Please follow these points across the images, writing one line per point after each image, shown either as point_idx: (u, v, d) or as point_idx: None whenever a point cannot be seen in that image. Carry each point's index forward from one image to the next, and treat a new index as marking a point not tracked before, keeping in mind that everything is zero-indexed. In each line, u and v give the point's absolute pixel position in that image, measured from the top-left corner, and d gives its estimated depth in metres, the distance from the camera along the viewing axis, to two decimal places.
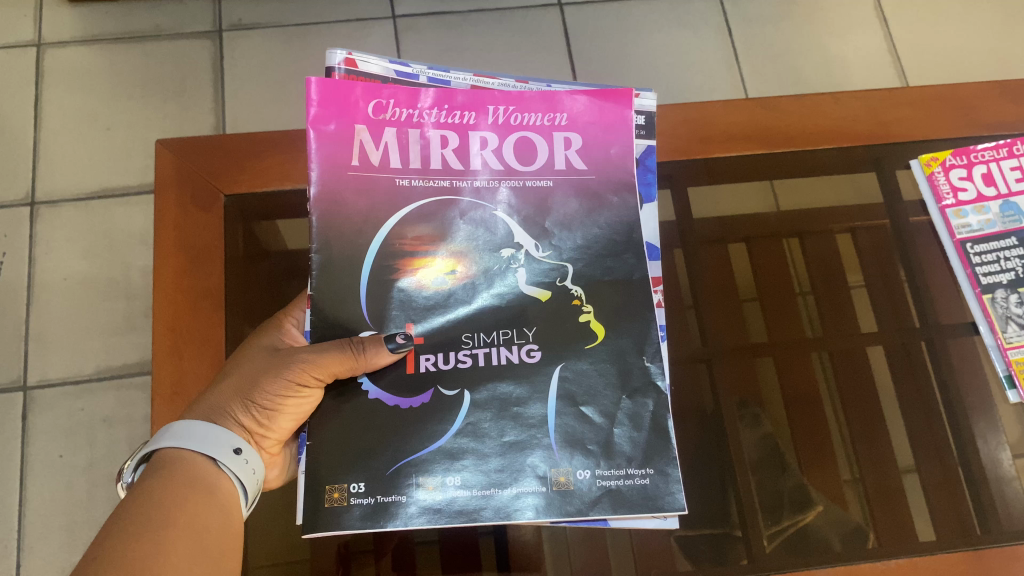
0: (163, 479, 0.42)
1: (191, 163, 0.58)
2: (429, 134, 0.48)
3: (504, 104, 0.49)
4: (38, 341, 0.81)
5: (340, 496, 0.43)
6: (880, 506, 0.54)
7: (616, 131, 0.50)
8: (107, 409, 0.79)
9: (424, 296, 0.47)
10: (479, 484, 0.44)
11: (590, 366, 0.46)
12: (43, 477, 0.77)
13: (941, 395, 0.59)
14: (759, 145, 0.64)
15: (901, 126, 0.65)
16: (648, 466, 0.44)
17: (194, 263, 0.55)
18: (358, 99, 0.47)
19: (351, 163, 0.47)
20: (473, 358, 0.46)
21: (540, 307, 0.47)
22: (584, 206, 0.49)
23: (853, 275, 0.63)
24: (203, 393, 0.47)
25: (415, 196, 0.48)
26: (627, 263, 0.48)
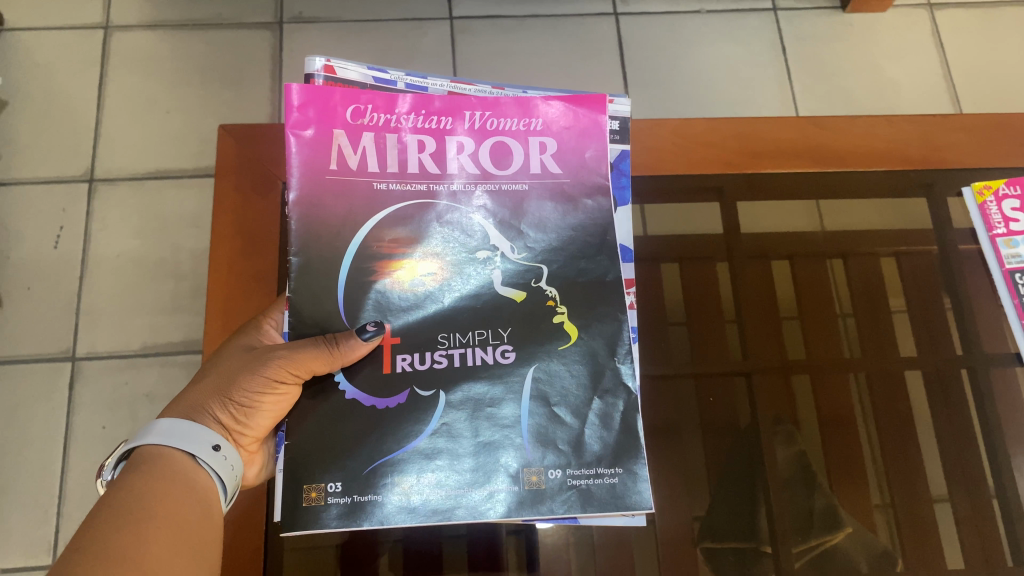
0: (141, 475, 0.39)
1: (251, 152, 0.58)
2: (406, 139, 0.45)
3: (480, 110, 0.46)
4: (87, 315, 0.70)
5: (318, 495, 0.40)
6: (911, 537, 0.54)
7: (592, 136, 0.47)
8: (150, 384, 0.68)
9: (397, 302, 0.44)
10: (455, 483, 0.41)
11: (564, 368, 0.44)
12: (87, 449, 0.66)
13: (979, 420, 0.58)
14: (808, 163, 0.65)
15: (953, 151, 0.65)
16: (617, 465, 0.42)
17: (246, 248, 0.55)
18: (337, 101, 0.44)
19: (329, 168, 0.44)
20: (449, 358, 0.43)
21: (513, 309, 0.44)
22: (558, 209, 0.46)
23: (895, 300, 0.62)
24: (180, 392, 0.44)
25: (392, 200, 0.45)
26: (601, 265, 0.45)
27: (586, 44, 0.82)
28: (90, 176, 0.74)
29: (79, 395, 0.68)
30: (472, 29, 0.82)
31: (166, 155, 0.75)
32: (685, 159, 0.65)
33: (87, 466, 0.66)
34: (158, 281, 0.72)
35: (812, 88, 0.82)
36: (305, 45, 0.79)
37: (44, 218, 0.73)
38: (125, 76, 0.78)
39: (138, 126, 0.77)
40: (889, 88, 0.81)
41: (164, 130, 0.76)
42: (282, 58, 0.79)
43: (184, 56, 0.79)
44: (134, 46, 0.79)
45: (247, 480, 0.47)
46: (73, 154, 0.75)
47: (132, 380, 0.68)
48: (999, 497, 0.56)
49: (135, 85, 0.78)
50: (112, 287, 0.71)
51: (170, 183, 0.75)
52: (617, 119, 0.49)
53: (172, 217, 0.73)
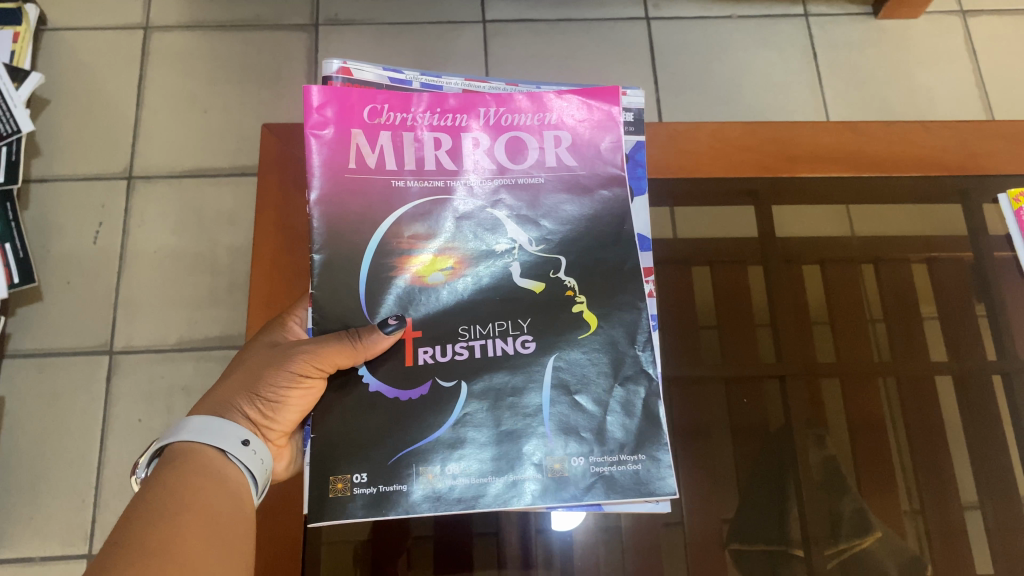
0: (174, 470, 0.41)
1: (299, 147, 0.56)
2: (423, 137, 0.46)
3: (494, 106, 0.47)
4: (125, 309, 0.72)
5: (343, 486, 0.41)
6: (942, 547, 0.54)
7: (604, 129, 0.47)
8: (185, 378, 0.69)
9: (416, 297, 0.44)
10: (480, 473, 0.41)
11: (583, 355, 0.44)
12: (123, 441, 0.67)
13: (1011, 433, 0.59)
14: (842, 168, 0.63)
15: (993, 159, 0.63)
16: (640, 452, 0.41)
17: (290, 242, 0.54)
18: (354, 102, 0.45)
19: (347, 166, 0.45)
20: (470, 350, 0.44)
21: (533, 300, 0.44)
22: (575, 201, 0.46)
23: (927, 306, 0.62)
24: (211, 392, 0.46)
25: (409, 197, 0.45)
26: (619, 251, 0.45)
27: (619, 49, 0.83)
28: (128, 173, 0.76)
29: (117, 387, 0.69)
30: (505, 32, 0.82)
31: (203, 153, 0.77)
32: (710, 164, 0.63)
33: (124, 457, 0.67)
34: (196, 277, 0.73)
35: (845, 93, 0.82)
36: (339, 46, 0.80)
37: (84, 213, 0.74)
38: (164, 75, 0.80)
39: (176, 124, 0.78)
40: (922, 95, 0.81)
41: (202, 129, 0.78)
42: (317, 59, 0.80)
43: (223, 56, 0.81)
44: (174, 45, 0.81)
45: (278, 474, 0.48)
46: (113, 151, 0.77)
47: (168, 373, 0.69)
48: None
49: (175, 84, 0.79)
50: (149, 282, 0.72)
51: (207, 181, 0.76)
52: (631, 111, 0.51)
53: (210, 215, 0.75)
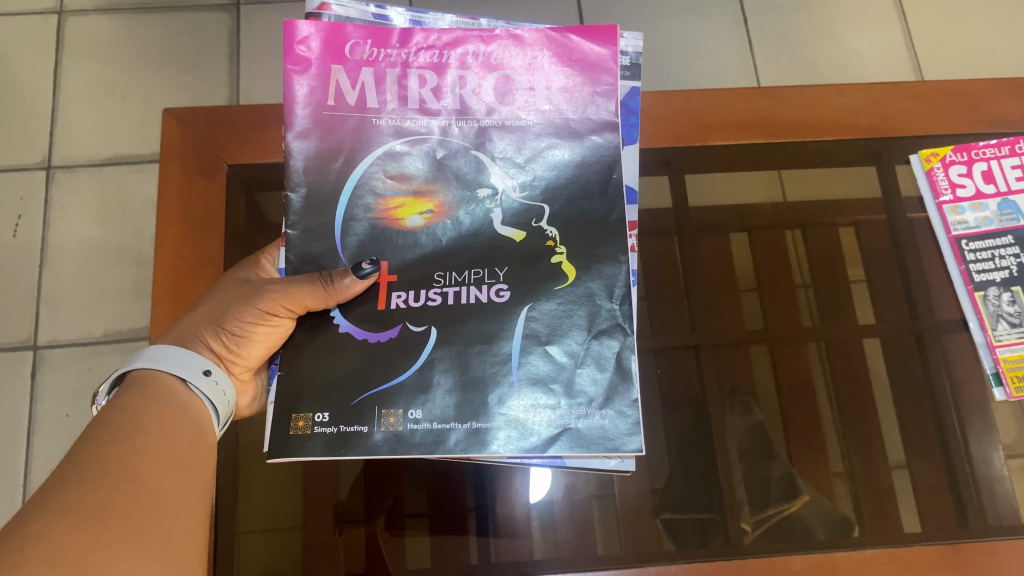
0: (136, 394, 0.41)
1: (197, 132, 0.55)
2: (407, 74, 0.45)
3: (485, 43, 0.46)
4: (49, 302, 0.70)
5: (305, 424, 0.42)
6: (869, 503, 0.54)
7: (600, 70, 0.45)
8: (113, 371, 0.68)
9: (397, 237, 0.45)
10: (443, 417, 0.41)
11: (558, 306, 0.42)
12: (50, 438, 0.66)
13: (940, 387, 0.57)
14: (758, 134, 0.64)
15: (906, 120, 0.64)
16: (608, 406, 0.40)
17: (195, 230, 0.52)
18: (336, 36, 0.45)
19: (326, 103, 0.45)
20: (443, 297, 0.43)
21: (512, 249, 0.44)
22: (562, 145, 0.45)
23: (853, 270, 0.61)
24: (176, 322, 0.46)
25: (390, 135, 0.45)
26: (604, 202, 0.44)
27: (549, 19, 0.82)
28: (48, 164, 0.74)
29: (43, 383, 0.68)
30: (431, 11, 0.82)
31: (125, 140, 0.75)
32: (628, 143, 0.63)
33: (53, 453, 0.66)
34: (121, 267, 0.71)
35: (774, 59, 0.82)
36: (262, 26, 0.79)
37: (3, 208, 0.73)
38: (81, 62, 0.77)
39: (97, 112, 0.76)
40: (851, 58, 0.81)
41: (121, 117, 0.76)
42: (239, 40, 0.78)
43: (142, 40, 0.78)
44: (91, 32, 0.78)
45: (240, 410, 0.50)
46: (31, 142, 0.75)
47: (95, 367, 0.68)
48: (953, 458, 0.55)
49: (93, 71, 0.77)
50: (72, 273, 0.71)
51: (130, 168, 0.74)
52: (629, 54, 0.51)
53: (133, 203, 0.73)
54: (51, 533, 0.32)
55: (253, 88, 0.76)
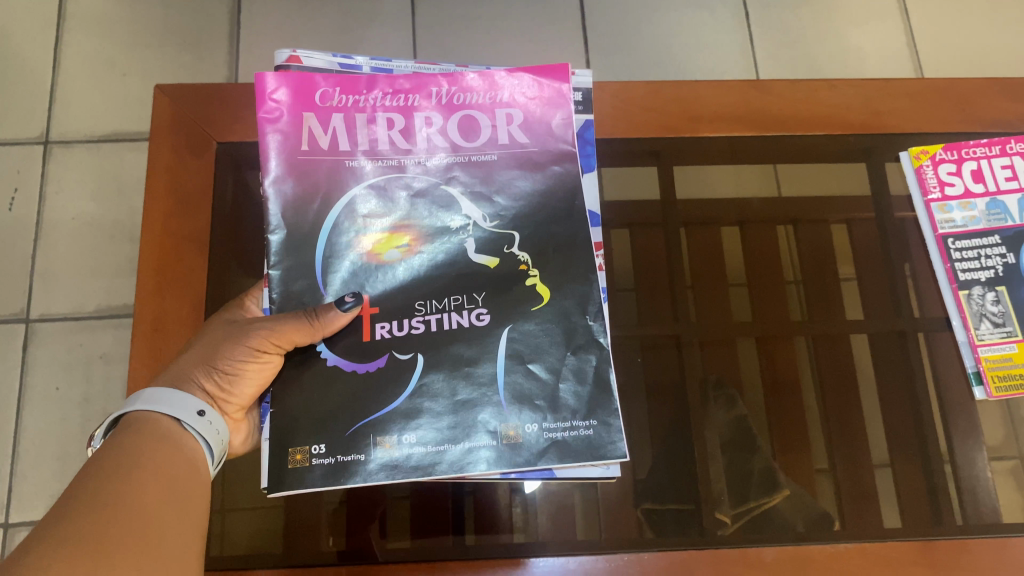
0: (131, 436, 0.41)
1: (188, 109, 0.55)
2: (375, 118, 0.47)
3: (446, 85, 0.48)
4: (43, 276, 0.72)
5: (302, 457, 0.42)
6: (852, 504, 0.52)
7: (556, 106, 0.48)
8: (104, 345, 0.71)
9: (375, 273, 0.46)
10: (434, 440, 0.42)
11: (537, 326, 0.44)
12: (40, 410, 0.69)
13: (933, 390, 0.56)
14: (748, 128, 0.62)
15: (896, 117, 0.62)
16: (592, 417, 0.42)
17: (181, 206, 0.53)
18: (305, 85, 0.47)
19: (299, 149, 0.46)
20: (426, 324, 0.45)
21: (487, 275, 0.45)
22: (528, 177, 0.47)
23: (845, 267, 0.61)
24: (168, 365, 0.46)
25: (363, 176, 0.47)
26: (571, 227, 0.46)
27: (550, 10, 0.83)
28: (45, 139, 0.76)
29: (34, 355, 0.70)
30: None
31: (123, 118, 0.77)
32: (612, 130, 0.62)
33: (42, 426, 0.69)
34: (116, 245, 0.73)
35: (776, 54, 0.82)
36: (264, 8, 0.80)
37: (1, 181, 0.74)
38: (82, 38, 0.79)
39: (97, 88, 0.77)
40: (852, 55, 0.82)
41: (120, 92, 0.77)
42: (240, 21, 0.80)
43: (143, 16, 0.79)
44: (91, 6, 0.80)
45: (234, 448, 0.50)
46: (29, 116, 0.76)
47: (86, 342, 0.71)
48: (936, 461, 0.54)
49: (92, 46, 0.78)
50: (67, 247, 0.73)
51: (125, 146, 0.76)
52: (580, 91, 0.53)
53: (129, 179, 0.75)
54: (51, 565, 0.33)
55: (252, 68, 0.78)
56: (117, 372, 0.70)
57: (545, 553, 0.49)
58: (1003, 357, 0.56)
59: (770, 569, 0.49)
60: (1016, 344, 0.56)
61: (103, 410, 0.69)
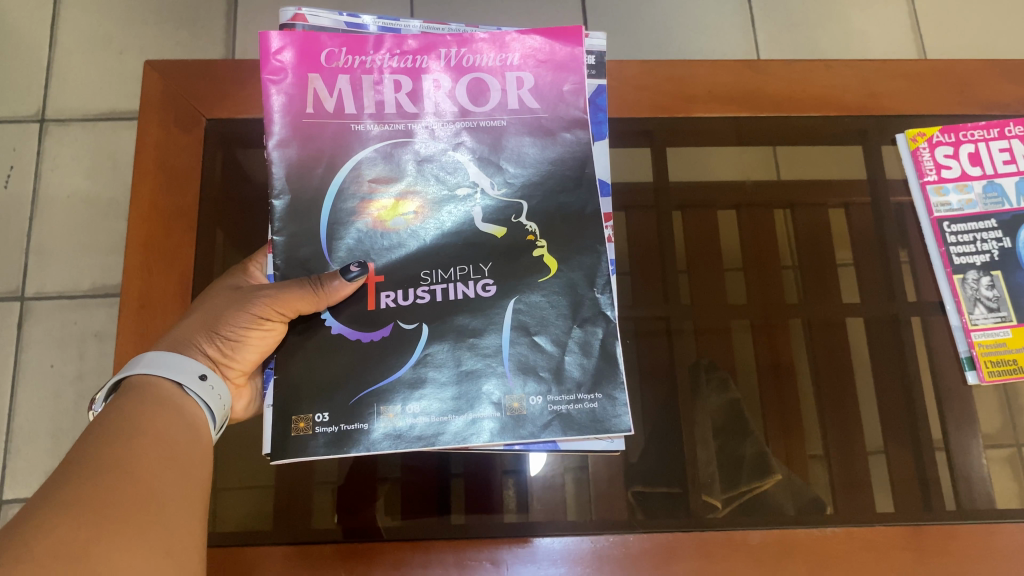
0: (133, 399, 0.41)
1: (179, 85, 0.55)
2: (382, 80, 0.47)
3: (456, 47, 0.47)
4: (39, 253, 0.75)
5: (306, 424, 0.42)
6: (845, 494, 0.51)
7: (569, 70, 0.47)
8: (99, 323, 0.73)
9: (380, 239, 0.46)
10: (440, 411, 0.42)
11: (543, 298, 0.44)
12: (33, 386, 0.71)
13: (926, 376, 0.56)
14: (742, 107, 0.61)
15: (892, 99, 0.61)
16: (597, 390, 0.42)
17: (169, 183, 0.53)
18: (310, 46, 0.46)
19: (305, 111, 0.46)
20: (432, 294, 0.44)
21: (494, 244, 0.45)
22: (537, 144, 0.47)
23: (842, 252, 0.60)
24: (170, 329, 0.46)
25: (370, 140, 0.46)
26: (580, 197, 0.46)
27: None
28: (41, 116, 0.79)
29: (28, 332, 0.73)
30: None
31: (117, 96, 0.79)
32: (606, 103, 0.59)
33: (36, 401, 0.71)
34: (110, 221, 0.76)
35: (776, 36, 0.84)
36: None
37: None
38: (78, 15, 0.82)
39: (91, 64, 0.80)
40: (855, 37, 0.84)
41: (117, 70, 0.80)
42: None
43: None
44: None
45: (235, 412, 0.50)
46: (24, 94, 0.79)
47: (80, 319, 0.73)
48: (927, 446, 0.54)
49: (89, 23, 0.81)
50: (61, 223, 0.75)
51: (120, 123, 0.79)
52: (594, 54, 0.50)
53: (123, 155, 0.78)
54: (54, 530, 0.33)
55: (248, 45, 0.80)
56: (110, 349, 0.72)
57: (538, 533, 0.49)
58: (996, 342, 0.55)
59: (757, 552, 0.48)
60: (1011, 329, 0.56)
61: (96, 385, 0.71)
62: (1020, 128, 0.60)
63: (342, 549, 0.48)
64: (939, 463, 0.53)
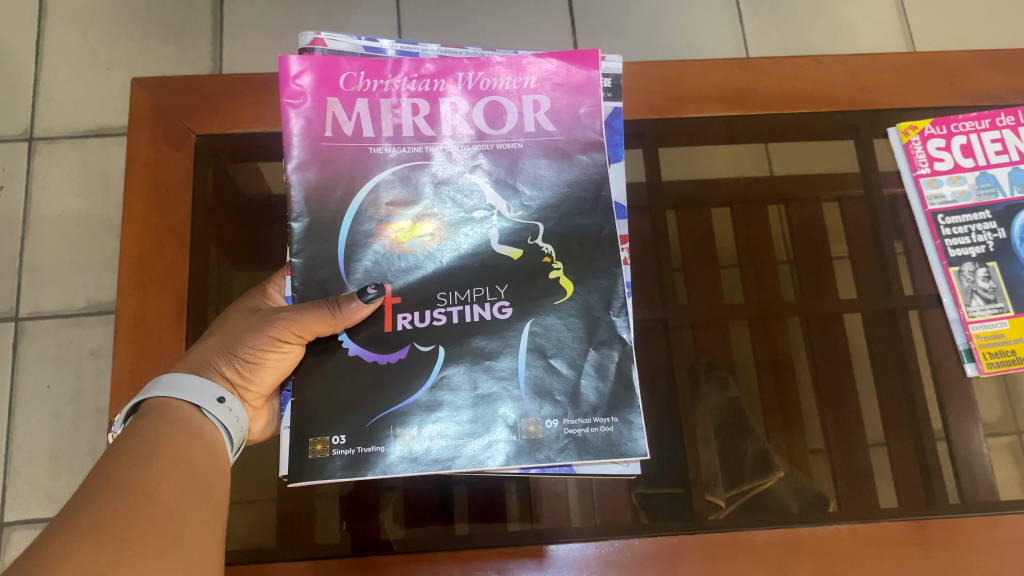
0: (150, 422, 0.41)
1: (169, 101, 0.55)
2: (400, 104, 0.47)
3: (473, 70, 0.47)
4: (32, 274, 0.74)
5: (323, 447, 0.42)
6: (847, 485, 0.52)
7: (584, 92, 0.47)
8: (95, 342, 0.73)
9: (399, 261, 0.45)
10: (457, 434, 0.42)
11: (559, 321, 0.44)
12: (31, 406, 0.71)
13: (926, 367, 0.56)
14: (733, 106, 0.61)
15: (884, 93, 0.61)
16: (613, 415, 0.42)
17: (161, 200, 0.53)
18: (330, 70, 0.46)
19: (324, 134, 0.46)
20: (448, 316, 0.44)
21: (510, 266, 0.45)
22: (554, 166, 0.47)
23: (837, 246, 0.60)
24: (190, 351, 0.46)
25: (388, 162, 0.46)
26: (597, 219, 0.46)
27: None
28: (30, 135, 0.78)
29: (25, 353, 0.72)
30: None
31: (105, 112, 0.79)
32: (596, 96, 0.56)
33: (35, 422, 0.71)
34: (103, 238, 0.76)
35: (764, 32, 0.84)
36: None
37: None
38: (63, 32, 0.81)
39: (78, 81, 0.80)
40: (844, 30, 0.84)
41: (105, 86, 0.80)
42: (222, 12, 0.82)
43: (127, 11, 0.82)
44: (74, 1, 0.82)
45: (254, 435, 0.49)
46: (13, 112, 0.79)
47: (76, 338, 0.73)
48: (922, 437, 0.54)
49: (75, 39, 0.81)
50: (54, 242, 0.75)
51: (111, 139, 0.79)
52: (609, 76, 0.51)
53: (114, 172, 0.77)
54: (74, 553, 0.33)
55: (236, 59, 0.81)
56: (107, 367, 0.72)
57: (542, 542, 0.49)
58: (995, 334, 0.56)
59: (762, 553, 0.49)
60: (1008, 320, 0.56)
61: (95, 403, 0.71)
62: (1012, 118, 0.60)
63: (348, 565, 0.48)
64: (941, 454, 0.53)
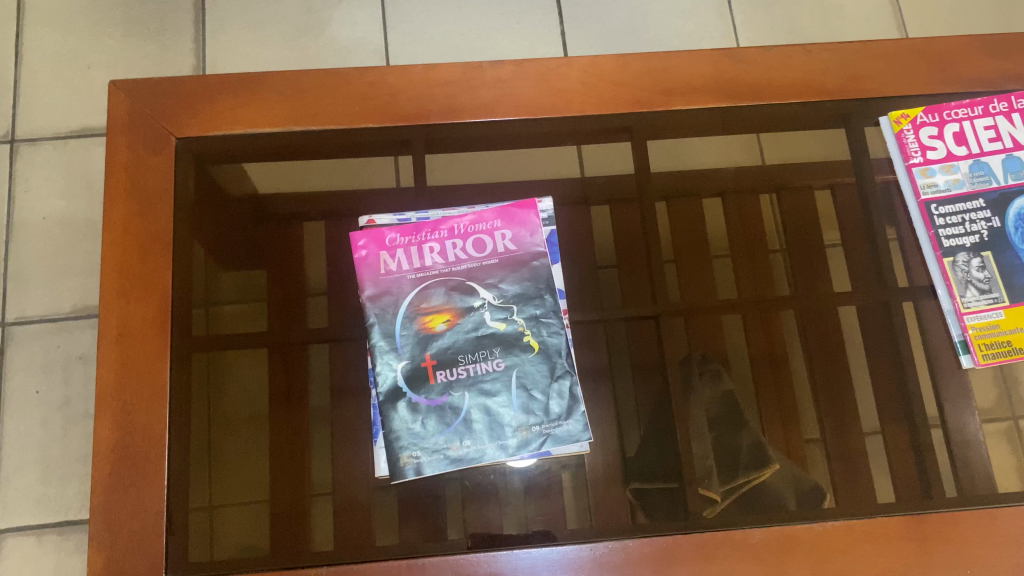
0: None
1: (146, 105, 0.53)
2: (432, 245, 0.55)
3: (469, 218, 0.55)
4: (18, 278, 0.74)
5: (411, 458, 0.49)
6: (841, 466, 0.52)
7: (525, 221, 0.56)
8: (83, 346, 0.72)
9: (429, 346, 0.52)
10: (461, 445, 0.50)
11: (527, 361, 0.52)
12: (19, 413, 0.70)
13: (920, 354, 0.55)
14: (719, 100, 0.58)
15: (874, 81, 0.58)
16: (570, 416, 0.51)
17: (142, 207, 0.52)
18: (377, 238, 0.55)
19: (381, 270, 0.54)
20: (469, 371, 0.51)
21: (500, 334, 0.52)
22: (514, 275, 0.54)
23: (829, 234, 0.59)
24: None
25: (426, 280, 0.53)
26: (548, 302, 0.54)
27: None
28: (11, 137, 0.77)
29: (12, 358, 0.72)
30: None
31: (87, 112, 0.78)
32: (565, 86, 0.57)
33: (24, 428, 0.70)
34: (88, 241, 0.75)
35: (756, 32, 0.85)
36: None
37: None
38: (42, 32, 0.80)
39: (59, 81, 0.79)
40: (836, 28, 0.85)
41: (87, 86, 0.79)
42: (205, 8, 0.82)
43: (107, 10, 0.81)
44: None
45: None
46: None
47: (64, 343, 0.72)
48: (915, 427, 0.53)
49: (54, 39, 0.80)
50: (39, 246, 0.74)
51: (93, 140, 0.78)
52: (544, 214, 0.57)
53: (98, 173, 0.77)
54: None
55: (220, 55, 0.81)
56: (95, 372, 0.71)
57: (534, 544, 0.48)
58: (990, 324, 0.55)
59: (757, 551, 0.48)
60: (1004, 311, 0.55)
61: (84, 408, 0.71)
62: (1005, 104, 0.58)
63: (340, 568, 0.47)
64: (936, 441, 0.53)
